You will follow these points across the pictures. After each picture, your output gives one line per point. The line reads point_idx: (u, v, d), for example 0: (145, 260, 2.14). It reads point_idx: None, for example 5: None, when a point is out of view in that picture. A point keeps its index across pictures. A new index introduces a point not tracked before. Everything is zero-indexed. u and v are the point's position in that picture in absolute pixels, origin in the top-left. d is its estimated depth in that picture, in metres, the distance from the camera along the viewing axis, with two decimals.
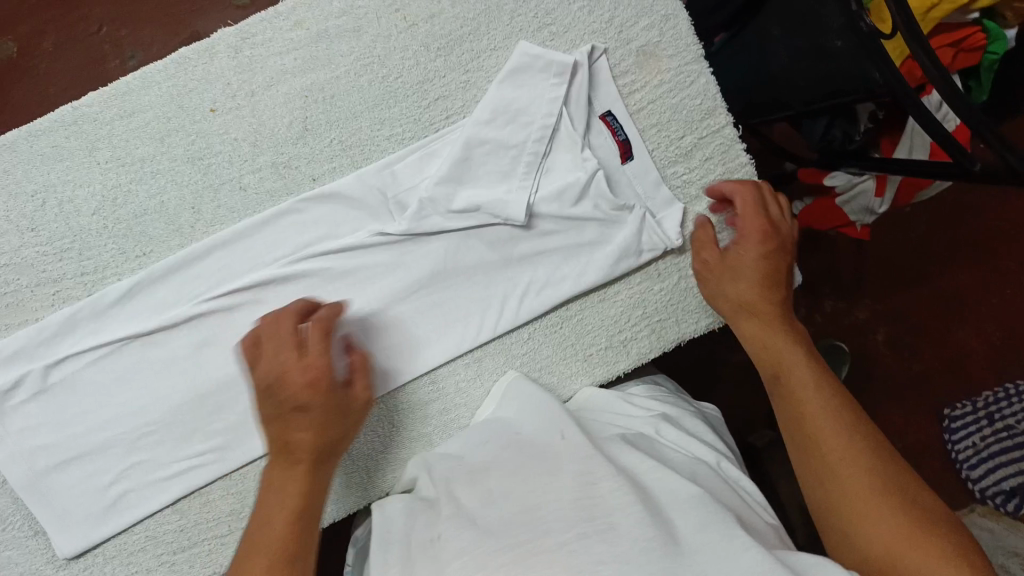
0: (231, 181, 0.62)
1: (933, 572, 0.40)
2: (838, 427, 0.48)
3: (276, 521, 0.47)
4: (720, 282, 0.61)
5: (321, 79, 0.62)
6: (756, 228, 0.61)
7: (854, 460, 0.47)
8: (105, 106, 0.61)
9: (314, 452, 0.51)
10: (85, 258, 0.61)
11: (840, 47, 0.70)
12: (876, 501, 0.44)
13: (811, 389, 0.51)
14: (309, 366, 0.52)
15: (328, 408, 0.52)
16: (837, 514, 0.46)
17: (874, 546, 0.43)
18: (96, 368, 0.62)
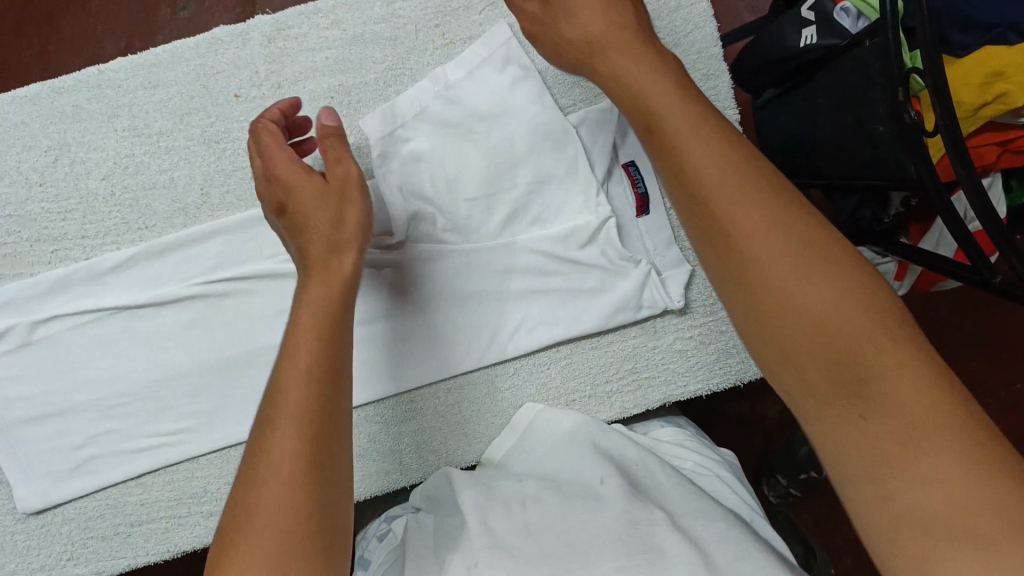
0: (243, 169, 0.62)
1: (887, 360, 0.34)
2: (768, 209, 0.38)
3: (278, 426, 0.38)
4: (668, 111, 0.43)
5: (349, 83, 0.62)
6: (623, 26, 0.48)
7: (808, 277, 0.36)
8: (131, 75, 0.61)
9: (314, 326, 0.43)
10: (88, 222, 0.62)
11: (881, 132, 0.66)
12: (845, 319, 0.35)
13: (703, 152, 0.40)
14: (319, 205, 0.47)
15: (343, 258, 0.47)
16: (792, 339, 0.36)
17: (826, 307, 0.35)
18: (82, 331, 0.62)
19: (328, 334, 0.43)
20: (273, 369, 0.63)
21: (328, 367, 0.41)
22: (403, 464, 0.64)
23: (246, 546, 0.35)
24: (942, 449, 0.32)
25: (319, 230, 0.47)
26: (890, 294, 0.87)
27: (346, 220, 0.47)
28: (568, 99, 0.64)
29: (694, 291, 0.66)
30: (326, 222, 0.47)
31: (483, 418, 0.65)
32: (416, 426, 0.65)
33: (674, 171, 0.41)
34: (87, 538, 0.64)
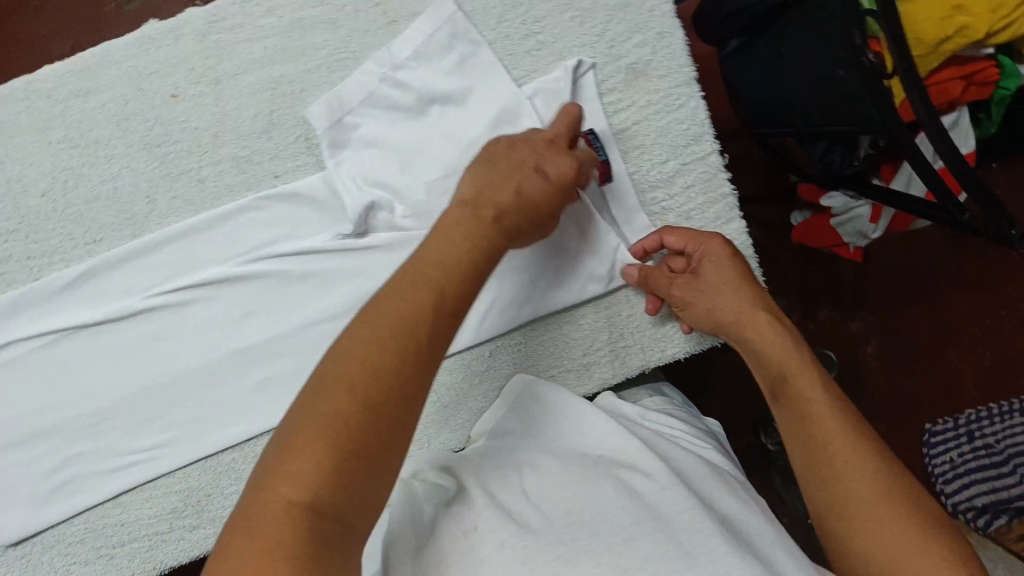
0: (189, 172, 0.59)
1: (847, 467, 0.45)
2: (800, 364, 0.50)
3: (389, 346, 0.36)
4: (707, 298, 0.55)
5: (291, 72, 0.59)
6: (710, 237, 0.57)
7: (823, 398, 0.48)
8: (60, 83, 0.58)
9: (445, 275, 0.41)
10: (33, 242, 0.59)
11: (844, 78, 0.65)
12: (844, 438, 0.46)
13: (803, 380, 0.49)
14: (558, 160, 0.50)
15: (511, 193, 0.47)
16: (806, 444, 0.48)
17: (822, 439, 0.47)
18: (40, 354, 0.60)
19: (456, 295, 0.40)
20: (243, 374, 0.61)
21: (443, 316, 0.39)
22: None
23: (316, 442, 0.33)
24: (895, 533, 0.42)
25: (514, 162, 0.49)
26: (869, 240, 0.85)
27: (554, 175, 0.49)
28: (522, 70, 0.61)
29: None
30: (535, 180, 0.48)
31: (461, 405, 0.64)
32: None
33: (713, 329, 0.56)
34: (70, 564, 0.62)
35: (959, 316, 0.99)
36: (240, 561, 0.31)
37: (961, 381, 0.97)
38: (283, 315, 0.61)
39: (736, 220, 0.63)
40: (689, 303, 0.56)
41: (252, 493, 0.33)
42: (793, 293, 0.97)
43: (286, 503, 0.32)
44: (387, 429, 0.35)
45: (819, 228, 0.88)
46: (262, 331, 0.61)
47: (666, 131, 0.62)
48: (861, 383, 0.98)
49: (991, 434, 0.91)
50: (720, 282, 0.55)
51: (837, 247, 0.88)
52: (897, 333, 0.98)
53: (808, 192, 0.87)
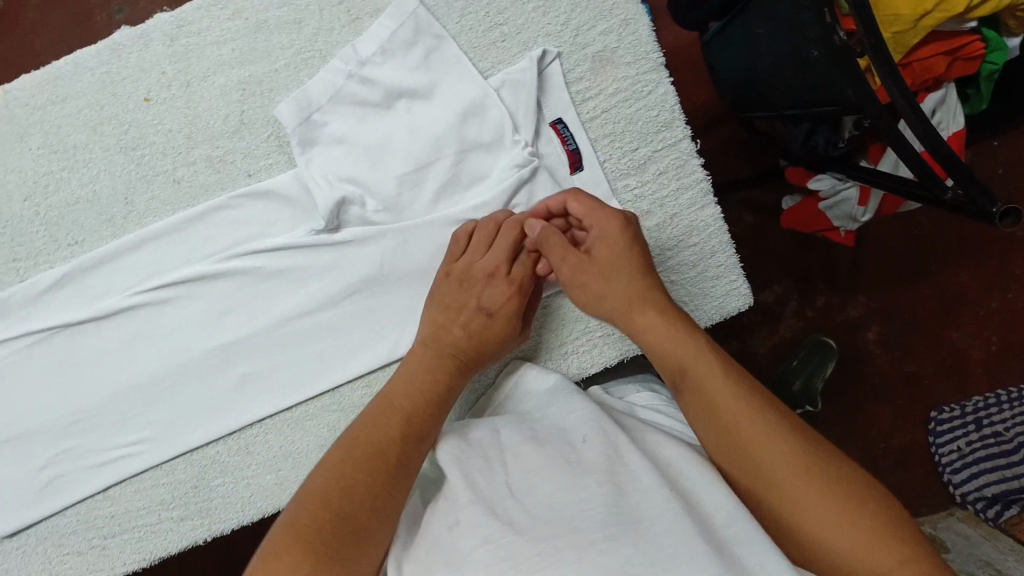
0: (164, 173, 0.61)
1: (786, 480, 0.41)
2: (721, 381, 0.45)
3: (363, 466, 0.47)
4: (591, 284, 0.53)
5: (259, 72, 0.60)
6: (599, 215, 0.54)
7: (754, 415, 0.43)
8: (37, 91, 0.60)
9: (412, 401, 0.52)
10: (17, 245, 0.61)
11: (816, 57, 0.64)
12: (787, 456, 0.42)
13: (719, 384, 0.45)
14: (497, 304, 0.56)
15: (452, 371, 0.55)
16: (739, 461, 0.43)
17: (756, 455, 0.43)
18: (27, 354, 0.62)
19: (418, 420, 0.51)
20: (224, 370, 0.63)
21: (409, 451, 0.49)
22: None
23: (318, 515, 0.44)
24: (878, 559, 0.38)
25: (455, 307, 0.57)
26: (858, 223, 0.82)
27: (496, 315, 0.56)
28: (487, 62, 0.62)
29: None
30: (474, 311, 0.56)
31: None
32: None
33: (641, 345, 0.50)
34: (64, 555, 0.64)
35: (963, 297, 0.97)
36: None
37: (964, 362, 0.96)
38: (263, 310, 0.62)
39: (710, 206, 0.62)
40: (581, 285, 0.54)
41: (269, 544, 0.43)
42: (789, 277, 0.96)
43: (280, 558, 0.41)
44: (359, 518, 0.44)
45: (810, 213, 0.86)
46: (241, 327, 0.62)
47: (635, 118, 0.62)
48: (862, 367, 0.97)
49: (1001, 422, 0.91)
50: (623, 298, 0.51)
51: (827, 231, 0.86)
52: (899, 316, 0.97)
53: (796, 176, 0.86)
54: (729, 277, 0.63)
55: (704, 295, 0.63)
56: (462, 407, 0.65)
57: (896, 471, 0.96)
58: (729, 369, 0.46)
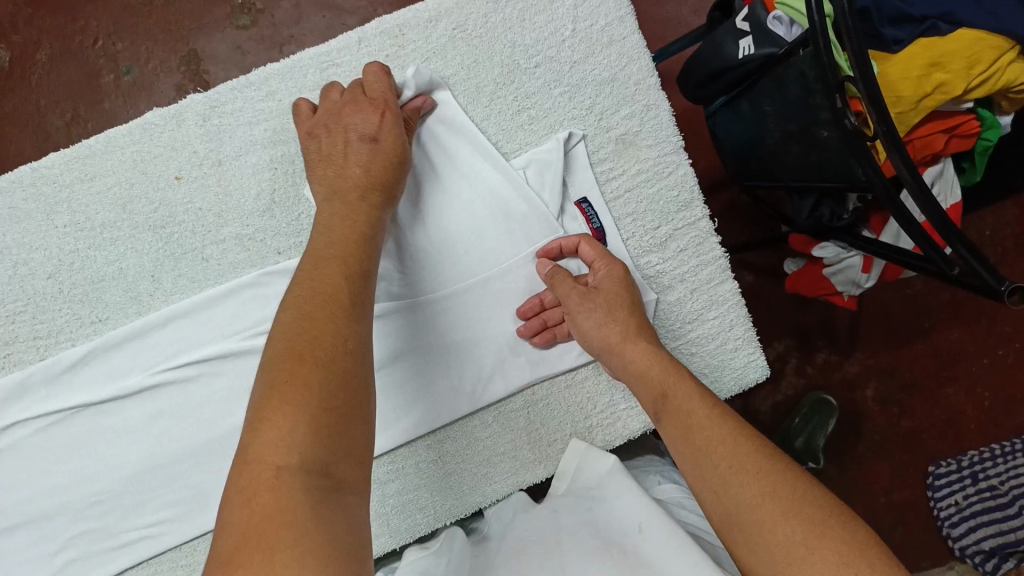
0: (193, 251, 0.61)
1: (763, 510, 0.41)
2: (699, 407, 0.48)
3: (308, 373, 0.39)
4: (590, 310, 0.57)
5: (292, 153, 0.61)
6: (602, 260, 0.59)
7: (731, 440, 0.45)
8: (65, 169, 0.60)
9: (339, 297, 0.44)
10: (39, 322, 0.60)
11: (826, 138, 0.66)
12: (759, 481, 0.42)
13: (699, 409, 0.48)
14: (376, 150, 0.54)
15: (358, 262, 0.48)
16: (717, 491, 0.44)
17: (734, 482, 0.43)
18: (46, 435, 0.61)
19: (350, 309, 0.44)
20: None
21: (360, 341, 0.43)
22: (392, 528, 0.64)
23: (291, 414, 0.37)
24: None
25: (347, 188, 0.53)
26: (863, 288, 0.84)
27: (381, 136, 0.55)
28: (514, 143, 0.63)
29: (661, 319, 0.64)
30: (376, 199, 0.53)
31: (465, 470, 0.64)
32: (397, 488, 0.64)
33: (632, 377, 0.53)
34: None
35: (956, 354, 1.00)
36: (256, 536, 0.32)
37: (959, 418, 0.99)
38: None
39: (728, 281, 0.64)
40: (586, 313, 0.57)
41: (241, 470, 0.36)
42: (790, 337, 0.98)
43: (275, 468, 0.35)
44: (340, 410, 0.38)
45: (814, 278, 0.89)
46: None
47: (657, 199, 0.63)
48: (861, 425, 0.99)
49: (995, 475, 0.93)
50: (620, 331, 0.55)
51: (831, 295, 0.89)
52: (897, 374, 0.99)
53: (800, 242, 0.88)
54: (747, 349, 0.64)
55: (723, 367, 0.64)
56: (488, 480, 0.65)
57: (897, 528, 0.98)
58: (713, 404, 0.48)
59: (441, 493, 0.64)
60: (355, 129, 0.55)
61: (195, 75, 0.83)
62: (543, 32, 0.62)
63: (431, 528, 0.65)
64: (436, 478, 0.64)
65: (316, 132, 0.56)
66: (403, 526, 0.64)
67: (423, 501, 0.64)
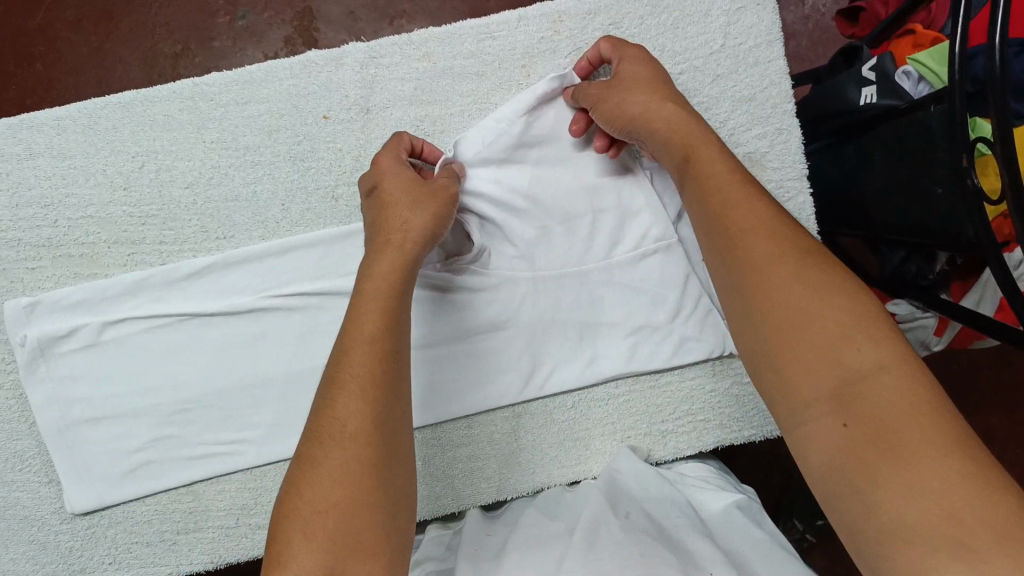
0: (325, 188, 0.63)
1: (841, 357, 0.39)
2: (763, 238, 0.44)
3: (328, 456, 0.42)
4: (617, 95, 0.56)
5: (436, 113, 0.64)
6: (632, 52, 0.59)
7: (806, 267, 0.43)
8: (224, 89, 0.63)
9: (366, 372, 0.45)
10: (167, 228, 0.63)
11: (939, 194, 0.68)
12: (835, 334, 0.39)
13: (756, 230, 0.45)
14: (415, 208, 0.53)
15: (390, 327, 0.47)
16: (780, 345, 0.41)
17: (810, 342, 0.40)
18: (150, 336, 0.63)
19: (380, 385, 0.45)
20: None
21: (377, 416, 0.43)
22: (454, 491, 0.66)
23: (311, 540, 0.39)
24: (933, 462, 0.34)
25: (383, 238, 0.52)
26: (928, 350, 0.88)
27: (382, 177, 0.55)
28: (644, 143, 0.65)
29: None
30: (415, 246, 0.52)
31: (536, 450, 0.66)
32: (469, 454, 0.66)
33: (698, 213, 0.49)
34: (132, 543, 0.64)
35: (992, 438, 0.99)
36: None
37: None
38: None
39: None
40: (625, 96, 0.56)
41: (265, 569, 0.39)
42: None
43: None
44: (350, 517, 0.40)
45: None
46: None
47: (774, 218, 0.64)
48: None
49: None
50: (674, 116, 0.53)
51: None
52: None
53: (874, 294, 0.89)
54: None
55: None
56: (555, 464, 0.66)
57: None
58: (787, 234, 0.44)
59: (509, 468, 0.66)
60: (383, 185, 0.55)
61: (305, 31, 0.81)
62: (694, 43, 0.65)
63: (491, 501, 0.66)
64: (507, 452, 0.66)
65: (365, 193, 0.56)
66: (465, 492, 0.66)
67: (490, 471, 0.66)
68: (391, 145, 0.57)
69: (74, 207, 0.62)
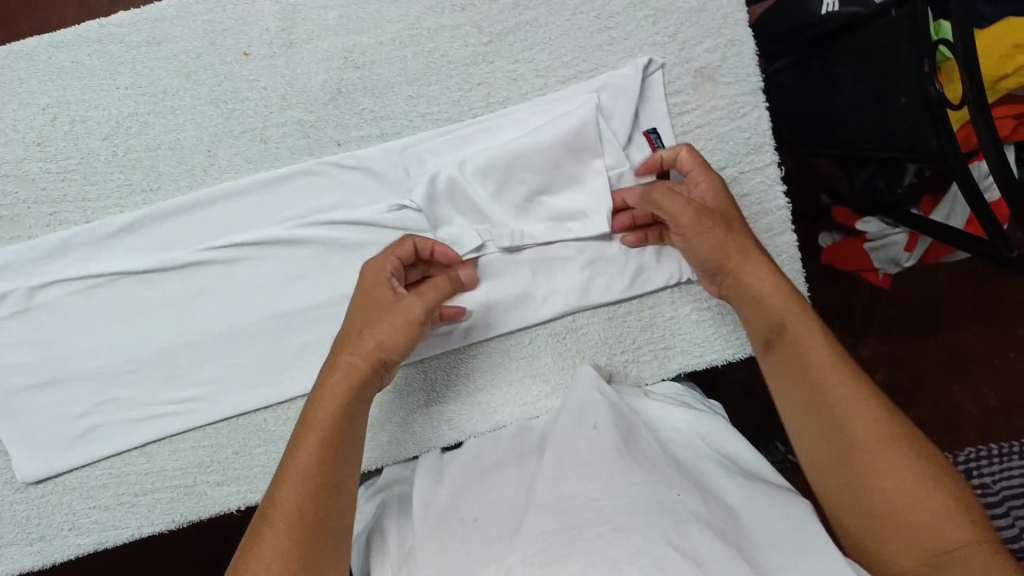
0: (253, 130, 0.59)
1: (912, 499, 0.42)
2: (841, 364, 0.47)
3: (272, 534, 0.43)
4: (693, 231, 0.54)
5: (364, 43, 0.60)
6: (704, 173, 0.56)
7: (858, 382, 0.46)
8: (134, 30, 0.58)
9: (293, 512, 0.44)
10: (89, 183, 0.59)
11: (902, 104, 0.65)
12: (908, 476, 0.43)
13: (831, 362, 0.48)
14: (374, 323, 0.52)
15: (332, 456, 0.47)
16: (857, 470, 0.45)
17: (889, 497, 0.43)
18: (85, 298, 0.60)
19: (305, 534, 0.43)
20: (284, 338, 0.61)
21: (303, 558, 0.42)
22: (415, 435, 0.64)
23: None
24: (963, 549, 0.40)
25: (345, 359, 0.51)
26: (900, 266, 0.85)
27: (377, 270, 0.54)
28: (590, 64, 0.61)
29: None
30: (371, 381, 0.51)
31: (496, 388, 0.65)
32: (428, 397, 0.65)
33: (746, 301, 0.53)
34: (89, 508, 0.62)
35: (969, 354, 0.97)
36: None
37: (961, 417, 0.96)
38: (329, 284, 0.61)
39: (787, 233, 0.63)
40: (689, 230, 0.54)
41: None
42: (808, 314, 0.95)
43: None
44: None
45: (851, 252, 0.87)
46: (305, 297, 0.61)
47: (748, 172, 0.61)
48: None
49: (989, 474, 0.80)
50: (737, 246, 0.53)
51: (867, 272, 0.87)
52: (909, 365, 0.97)
53: (843, 215, 0.86)
54: None
55: None
56: (516, 400, 0.65)
57: None
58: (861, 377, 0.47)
59: (469, 408, 0.65)
60: (367, 274, 0.54)
61: None
62: None
63: (453, 442, 0.65)
64: (466, 393, 0.65)
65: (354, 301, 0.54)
66: (426, 434, 0.65)
67: (450, 413, 0.65)
68: (401, 241, 0.55)
69: None
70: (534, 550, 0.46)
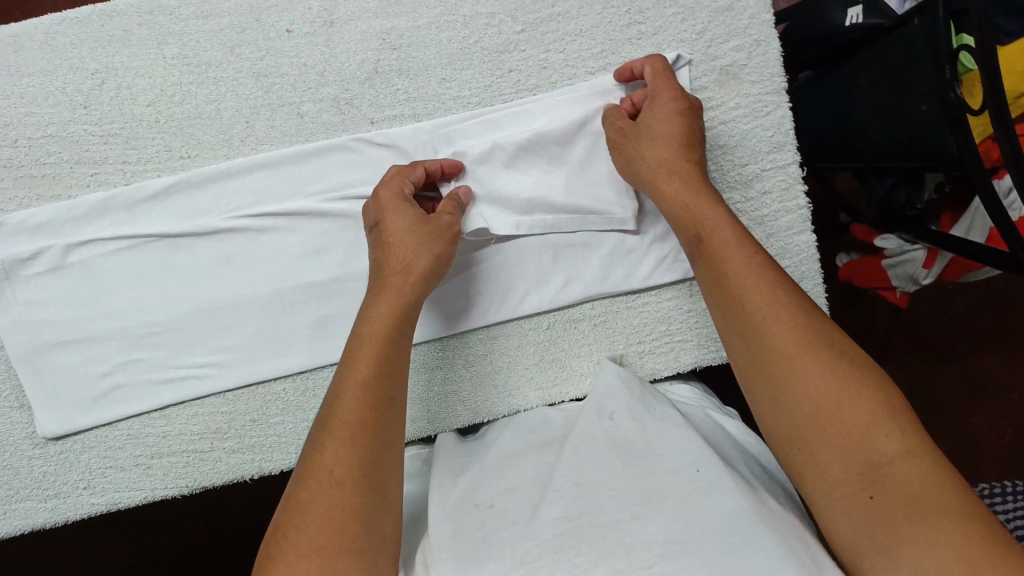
0: (290, 105, 0.62)
1: (848, 414, 0.43)
2: (766, 283, 0.48)
3: (325, 474, 0.45)
4: (634, 144, 0.57)
5: (402, 26, 0.62)
6: (666, 89, 0.58)
7: (788, 310, 0.47)
8: (183, 3, 0.61)
9: (356, 421, 0.47)
10: (131, 147, 0.62)
11: (922, 111, 0.66)
12: (839, 389, 0.44)
13: (753, 276, 0.49)
14: (420, 249, 0.54)
15: (385, 373, 0.49)
16: (787, 385, 0.45)
17: (822, 408, 0.44)
18: (116, 259, 0.62)
19: (368, 440, 0.46)
20: (309, 309, 0.63)
21: (366, 466, 0.45)
22: (429, 414, 0.65)
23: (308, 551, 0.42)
24: (905, 461, 0.41)
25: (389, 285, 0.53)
26: (918, 284, 0.82)
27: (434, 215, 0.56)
28: (619, 56, 0.63)
29: None
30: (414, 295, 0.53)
31: (511, 370, 0.65)
32: (442, 377, 0.65)
33: (670, 213, 0.55)
34: (106, 468, 0.63)
35: (987, 386, 0.96)
36: None
37: (977, 449, 0.95)
38: (355, 257, 0.62)
39: (807, 232, 0.64)
40: (621, 143, 0.58)
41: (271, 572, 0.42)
42: None
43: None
44: (351, 515, 0.43)
45: (868, 269, 0.86)
46: (330, 270, 0.62)
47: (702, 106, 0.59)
48: None
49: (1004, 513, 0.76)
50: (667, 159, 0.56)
51: (883, 290, 0.86)
52: (925, 392, 0.96)
53: (862, 232, 0.87)
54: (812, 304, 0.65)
55: None
56: (531, 385, 0.65)
57: None
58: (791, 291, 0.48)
59: (485, 390, 0.65)
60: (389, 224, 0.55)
61: None
62: None
63: (467, 423, 0.66)
64: (483, 374, 0.65)
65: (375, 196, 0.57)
66: (441, 413, 0.65)
67: (465, 393, 0.65)
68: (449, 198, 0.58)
69: (34, 126, 0.61)
70: (550, 535, 0.45)
